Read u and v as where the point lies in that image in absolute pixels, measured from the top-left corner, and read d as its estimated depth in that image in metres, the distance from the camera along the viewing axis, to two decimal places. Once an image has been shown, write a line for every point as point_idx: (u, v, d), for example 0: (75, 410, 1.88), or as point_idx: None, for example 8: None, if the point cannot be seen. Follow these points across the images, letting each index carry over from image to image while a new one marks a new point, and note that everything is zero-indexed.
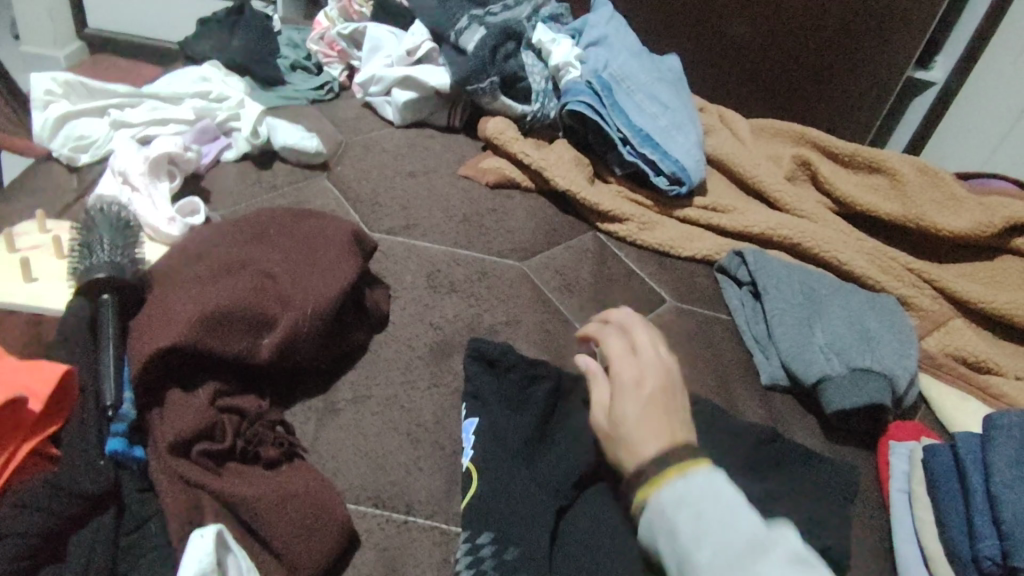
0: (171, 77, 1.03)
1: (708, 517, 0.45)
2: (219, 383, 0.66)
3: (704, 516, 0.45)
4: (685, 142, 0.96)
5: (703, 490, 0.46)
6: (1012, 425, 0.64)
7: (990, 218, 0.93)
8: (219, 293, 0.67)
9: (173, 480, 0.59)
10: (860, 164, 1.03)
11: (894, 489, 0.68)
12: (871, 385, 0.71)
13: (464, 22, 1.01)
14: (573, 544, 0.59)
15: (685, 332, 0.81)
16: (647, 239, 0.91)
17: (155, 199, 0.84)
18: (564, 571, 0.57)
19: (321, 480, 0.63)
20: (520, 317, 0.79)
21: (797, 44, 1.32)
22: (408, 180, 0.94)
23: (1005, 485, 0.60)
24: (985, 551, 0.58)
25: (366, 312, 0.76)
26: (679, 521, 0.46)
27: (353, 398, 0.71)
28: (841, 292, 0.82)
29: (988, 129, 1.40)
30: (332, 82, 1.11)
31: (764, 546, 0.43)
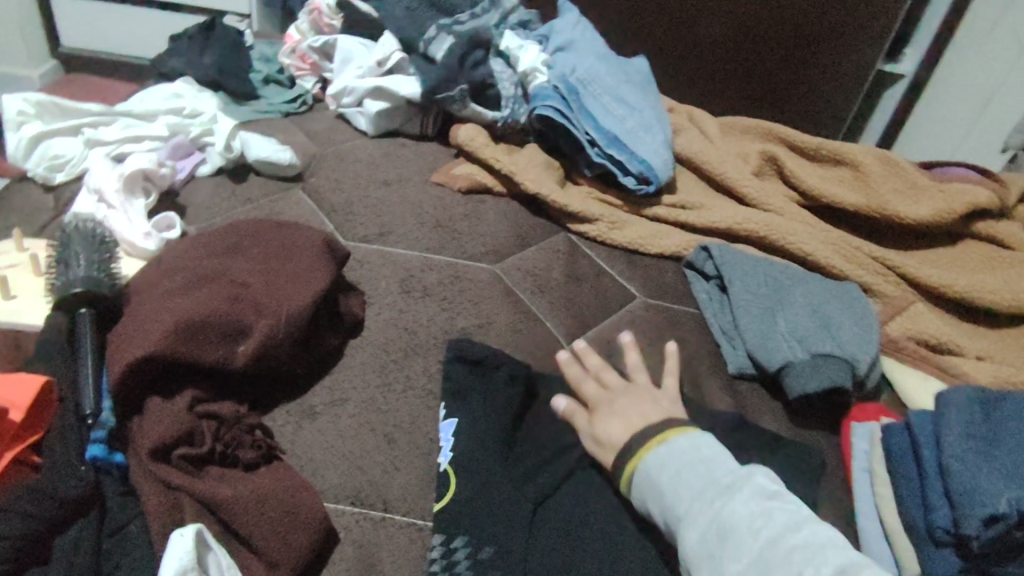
0: (145, 95, 1.05)
1: (692, 469, 0.58)
2: (198, 390, 0.67)
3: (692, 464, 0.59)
4: (652, 142, 0.98)
5: (691, 452, 0.60)
6: (959, 399, 0.67)
7: (952, 206, 0.96)
8: (195, 304, 0.69)
9: (153, 484, 0.61)
10: (825, 156, 1.05)
11: (856, 469, 0.71)
12: (833, 369, 0.73)
13: (433, 31, 1.04)
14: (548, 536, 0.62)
15: (654, 327, 0.83)
16: (616, 238, 0.93)
17: (129, 215, 0.86)
18: (539, 568, 0.60)
19: (299, 480, 0.65)
20: (492, 318, 0.81)
21: (760, 46, 1.36)
22: (381, 189, 0.96)
23: (955, 458, 0.62)
24: (938, 522, 0.61)
25: (340, 319, 0.78)
26: (664, 473, 0.59)
27: (329, 402, 0.72)
28: (804, 282, 0.85)
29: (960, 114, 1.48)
30: (304, 95, 1.14)
31: (730, 489, 0.56)
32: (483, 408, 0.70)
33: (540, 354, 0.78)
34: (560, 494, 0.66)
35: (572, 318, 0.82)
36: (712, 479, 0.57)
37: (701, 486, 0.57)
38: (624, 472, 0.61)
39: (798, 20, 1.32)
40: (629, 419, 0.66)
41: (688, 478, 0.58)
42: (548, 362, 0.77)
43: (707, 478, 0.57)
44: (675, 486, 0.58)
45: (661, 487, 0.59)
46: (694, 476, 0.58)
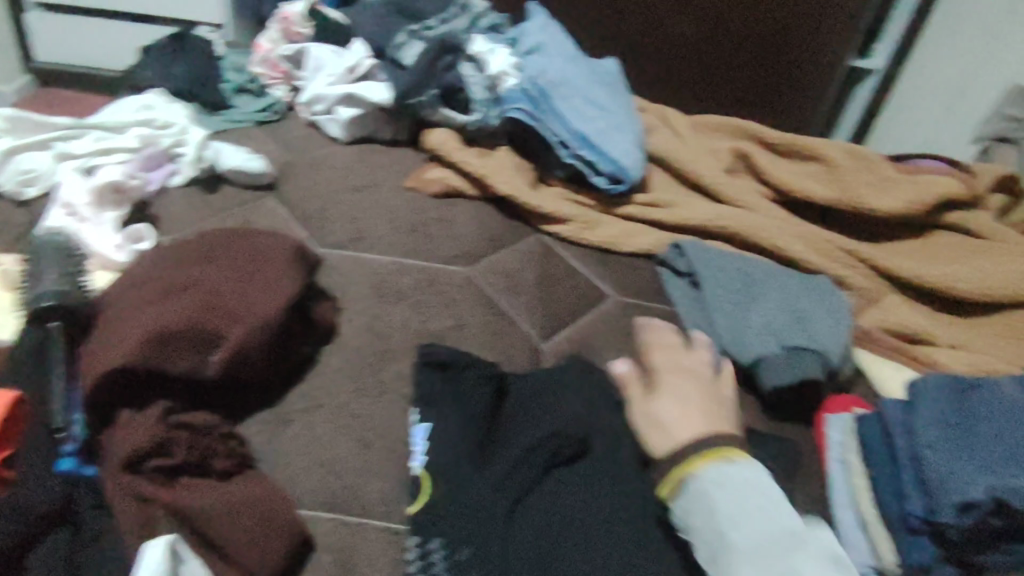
0: (115, 108, 1.05)
1: (733, 489, 0.61)
2: (170, 401, 0.67)
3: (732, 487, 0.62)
4: (624, 143, 0.98)
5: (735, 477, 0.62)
6: (932, 389, 0.68)
7: (923, 196, 0.97)
8: (165, 314, 0.68)
9: (127, 496, 0.60)
10: (795, 152, 1.07)
11: (831, 460, 0.71)
12: (804, 361, 0.74)
13: (402, 37, 1.05)
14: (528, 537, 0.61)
15: (627, 325, 0.84)
16: (588, 238, 0.94)
17: (101, 228, 0.86)
18: (519, 564, 0.59)
19: (274, 488, 0.65)
20: (466, 320, 0.81)
21: (730, 45, 1.38)
22: (354, 195, 0.96)
23: (926, 446, 0.63)
24: (912, 510, 0.61)
25: (312, 325, 0.78)
26: (713, 492, 0.61)
27: (305, 408, 0.72)
28: (775, 276, 0.85)
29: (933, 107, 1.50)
30: (276, 104, 1.13)
31: (791, 533, 0.59)
32: (458, 409, 0.70)
33: (515, 355, 0.78)
34: (538, 493, 0.65)
35: (546, 319, 0.83)
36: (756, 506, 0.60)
37: (743, 508, 0.60)
38: (673, 477, 0.64)
39: (766, 17, 1.34)
40: (690, 414, 0.69)
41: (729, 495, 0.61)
42: (523, 364, 0.77)
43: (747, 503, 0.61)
44: (725, 506, 0.60)
45: (707, 502, 0.61)
46: (734, 495, 0.61)
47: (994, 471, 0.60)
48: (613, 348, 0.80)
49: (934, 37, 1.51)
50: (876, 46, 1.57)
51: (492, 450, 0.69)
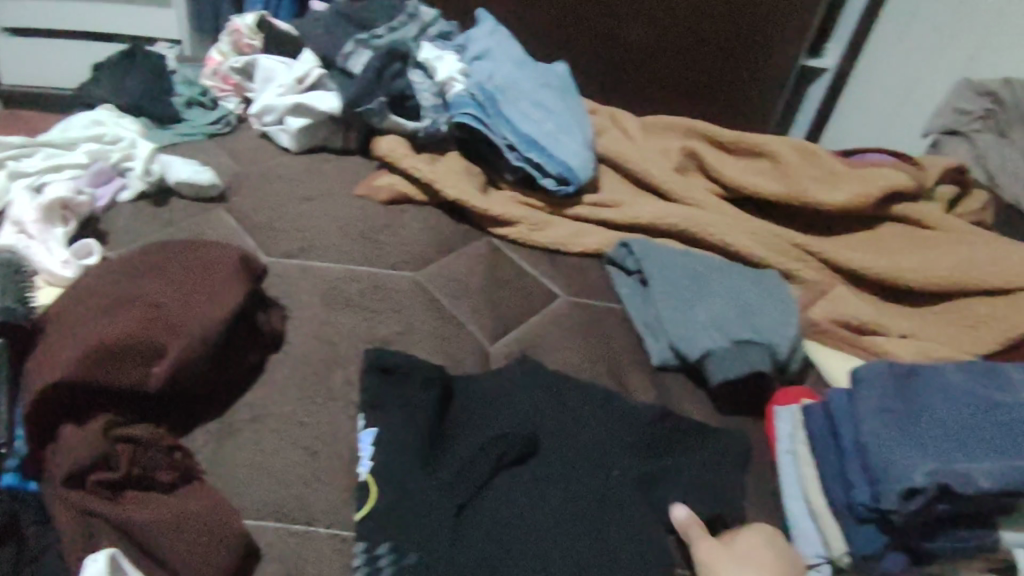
0: (64, 125, 1.04)
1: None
2: (113, 414, 0.66)
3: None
4: (572, 144, 0.99)
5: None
6: (874, 375, 0.69)
7: (869, 189, 0.98)
8: (107, 328, 0.68)
9: (71, 512, 0.59)
10: (744, 149, 1.08)
11: (780, 451, 0.71)
12: (751, 353, 0.75)
13: (350, 47, 1.05)
14: (473, 539, 0.61)
15: (577, 325, 0.84)
16: (537, 239, 0.94)
17: (49, 245, 0.85)
18: (466, 565, 0.59)
19: (215, 497, 0.64)
20: (414, 326, 0.81)
21: (682, 47, 1.40)
22: (304, 205, 0.96)
23: (871, 434, 0.63)
24: (859, 498, 0.61)
25: (259, 333, 0.77)
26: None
27: (251, 418, 0.72)
28: (723, 272, 0.86)
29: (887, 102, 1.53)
30: (228, 115, 1.13)
31: None
32: (403, 414, 0.70)
33: (463, 359, 0.78)
34: (482, 499, 0.64)
35: (495, 322, 0.83)
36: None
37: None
38: None
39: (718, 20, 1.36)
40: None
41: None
42: (471, 367, 0.77)
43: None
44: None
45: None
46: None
47: (936, 457, 0.60)
48: (563, 348, 0.81)
49: (884, 36, 1.55)
50: (828, 47, 1.63)
51: (441, 453, 0.69)
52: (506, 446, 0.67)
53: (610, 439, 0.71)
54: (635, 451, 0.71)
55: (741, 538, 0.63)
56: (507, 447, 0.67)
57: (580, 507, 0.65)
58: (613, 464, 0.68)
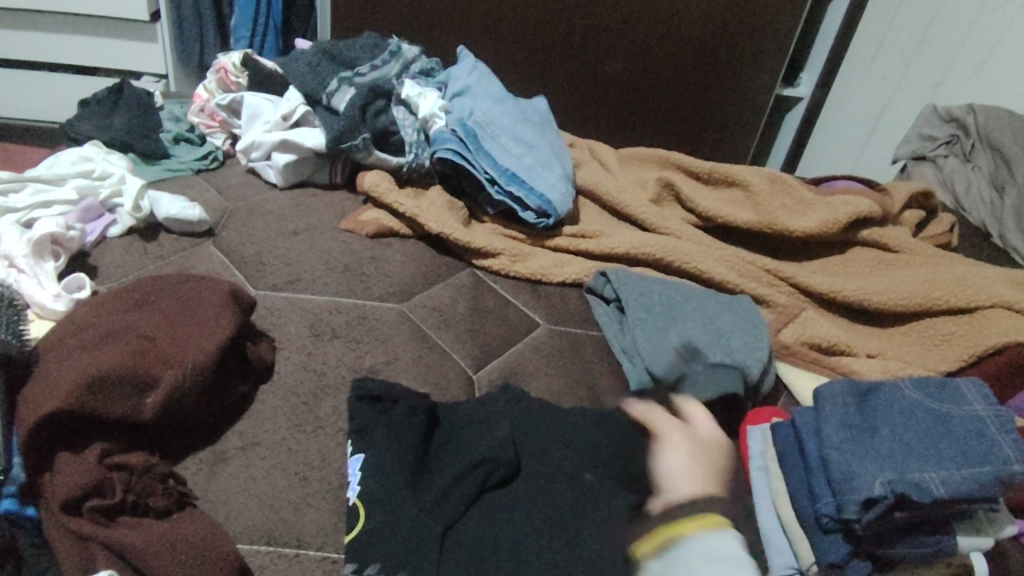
0: (52, 161, 1.06)
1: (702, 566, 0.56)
2: (107, 443, 0.68)
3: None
4: (551, 178, 1.02)
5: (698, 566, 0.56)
6: (836, 392, 0.72)
7: (835, 216, 1.02)
8: (99, 359, 0.70)
9: (67, 539, 0.62)
10: (717, 179, 1.13)
11: (753, 469, 0.73)
12: (723, 376, 0.78)
13: (335, 84, 1.08)
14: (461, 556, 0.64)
15: (558, 351, 0.87)
16: (520, 270, 0.97)
17: (41, 279, 0.87)
18: None
19: (210, 521, 0.66)
20: (399, 355, 0.83)
21: (660, 77, 1.46)
22: (291, 239, 0.98)
23: (833, 447, 0.66)
24: (823, 509, 0.65)
25: (249, 365, 0.79)
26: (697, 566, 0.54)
27: (242, 446, 0.74)
28: (697, 297, 0.90)
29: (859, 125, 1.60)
30: (215, 151, 1.16)
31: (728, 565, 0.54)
32: (389, 441, 0.72)
33: (448, 386, 0.80)
34: (466, 524, 0.67)
35: (478, 350, 0.85)
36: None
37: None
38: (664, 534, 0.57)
39: (693, 51, 1.43)
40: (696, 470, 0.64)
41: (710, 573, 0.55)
42: (456, 394, 0.80)
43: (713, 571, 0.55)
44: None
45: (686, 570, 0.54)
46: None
47: (893, 467, 0.64)
48: (544, 374, 0.83)
49: (853, 66, 1.61)
50: (803, 76, 1.69)
51: (427, 477, 0.71)
52: (493, 468, 0.71)
53: (591, 459, 0.73)
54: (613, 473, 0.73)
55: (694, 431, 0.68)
56: (491, 467, 0.71)
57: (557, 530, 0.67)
58: (594, 484, 0.71)
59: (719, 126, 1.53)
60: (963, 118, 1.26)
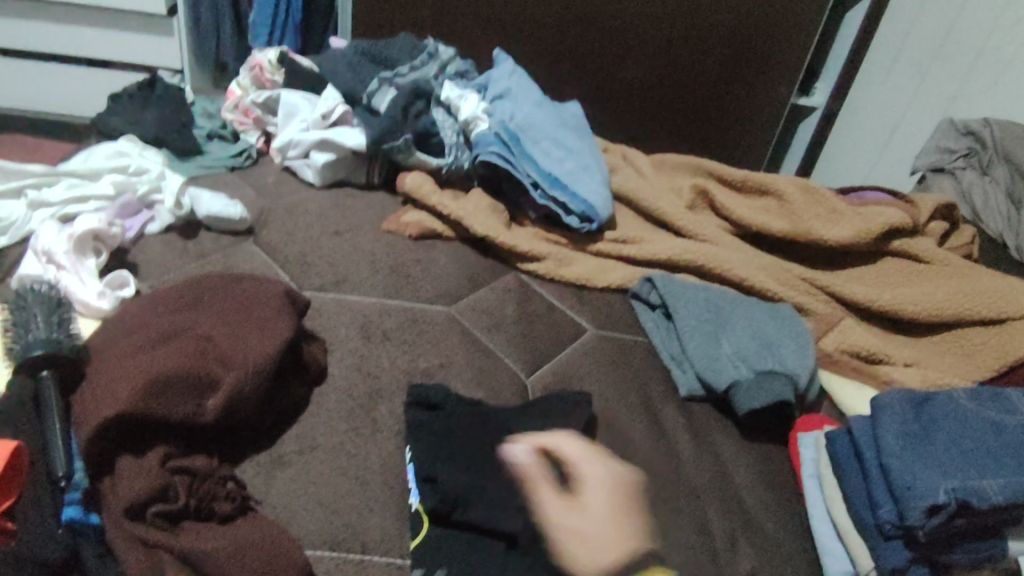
0: (86, 155, 1.04)
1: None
2: (170, 446, 0.67)
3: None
4: (592, 183, 1.03)
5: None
6: (892, 402, 0.72)
7: (869, 226, 1.03)
8: (159, 362, 0.69)
9: (133, 544, 0.61)
10: (751, 188, 1.14)
11: (805, 476, 0.75)
12: (776, 385, 0.79)
13: (374, 84, 1.09)
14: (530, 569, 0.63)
15: (607, 356, 0.88)
16: (564, 274, 0.98)
17: (82, 276, 0.86)
18: None
19: (276, 527, 0.65)
20: (452, 358, 0.83)
21: (683, 84, 1.47)
22: (333, 240, 0.98)
23: (894, 457, 0.66)
24: (885, 516, 0.65)
25: (305, 368, 0.79)
26: None
27: (300, 449, 0.73)
28: (743, 306, 0.91)
29: (875, 137, 1.62)
30: (250, 149, 1.15)
31: None
32: (437, 442, 0.71)
33: (502, 390, 0.80)
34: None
35: (528, 354, 0.86)
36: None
37: None
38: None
39: (716, 58, 1.44)
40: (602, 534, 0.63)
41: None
42: (509, 397, 0.80)
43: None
44: None
45: None
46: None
47: (954, 475, 0.65)
48: (594, 379, 0.84)
49: (869, 76, 1.63)
50: (817, 86, 1.69)
51: None
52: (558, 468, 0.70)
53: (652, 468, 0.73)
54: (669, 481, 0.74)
55: (589, 495, 0.66)
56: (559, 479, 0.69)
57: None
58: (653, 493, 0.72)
59: (740, 133, 1.54)
60: (980, 131, 1.26)
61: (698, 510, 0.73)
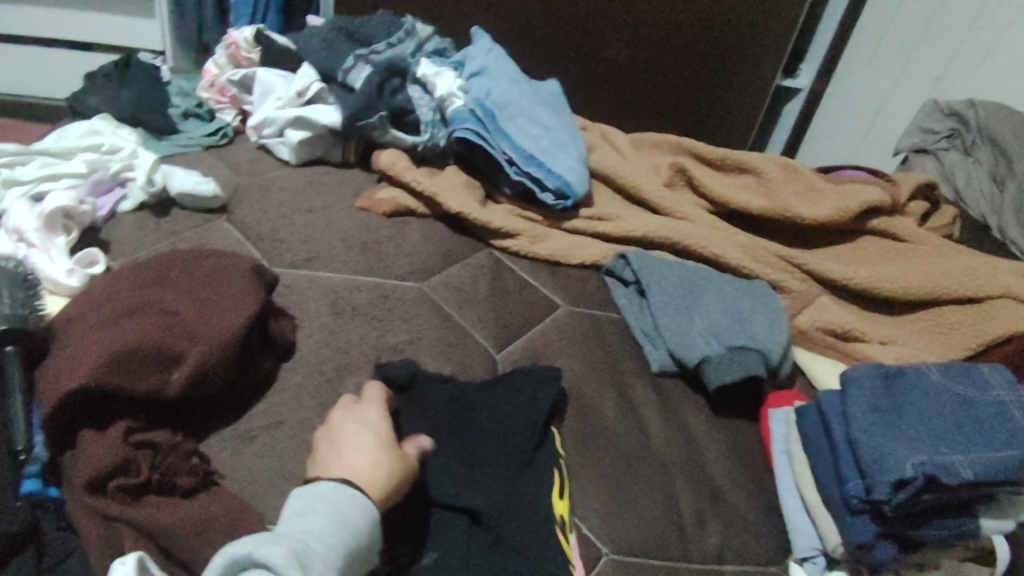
0: (59, 134, 1.02)
1: (354, 558, 0.50)
2: (132, 421, 0.66)
3: (337, 519, 0.50)
4: (569, 160, 1.03)
5: (332, 496, 0.52)
6: (863, 376, 0.71)
7: (847, 204, 1.03)
8: (123, 335, 0.68)
9: (93, 518, 0.60)
10: (730, 166, 1.13)
11: (775, 451, 0.74)
12: (748, 360, 0.78)
13: (350, 61, 1.08)
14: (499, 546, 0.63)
15: (579, 332, 0.87)
16: (538, 251, 0.98)
17: (52, 254, 0.83)
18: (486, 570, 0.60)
19: (238, 501, 0.65)
20: (422, 333, 0.83)
21: (666, 64, 1.46)
22: (307, 217, 0.98)
23: (862, 430, 0.66)
24: (852, 491, 0.64)
25: (272, 342, 0.78)
26: None
27: (266, 425, 0.73)
28: (716, 283, 0.90)
29: (858, 118, 1.61)
30: (225, 128, 1.14)
31: None
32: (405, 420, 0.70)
33: (471, 365, 0.80)
34: (513, 503, 0.65)
35: (499, 330, 0.86)
36: (352, 559, 0.50)
37: None
38: None
39: (699, 37, 1.43)
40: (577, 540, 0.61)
41: (326, 552, 0.47)
42: (479, 373, 0.80)
43: (345, 571, 0.49)
44: None
45: None
46: (325, 533, 0.49)
47: (922, 449, 0.63)
48: (565, 354, 0.84)
49: (852, 58, 1.63)
50: (801, 68, 1.71)
51: None
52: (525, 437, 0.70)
53: (620, 450, 0.74)
54: (636, 458, 0.74)
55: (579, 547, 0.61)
56: (525, 457, 0.69)
57: (566, 515, 0.67)
58: (619, 470, 0.73)
59: (724, 113, 1.53)
60: (964, 112, 1.25)
61: (666, 485, 0.72)
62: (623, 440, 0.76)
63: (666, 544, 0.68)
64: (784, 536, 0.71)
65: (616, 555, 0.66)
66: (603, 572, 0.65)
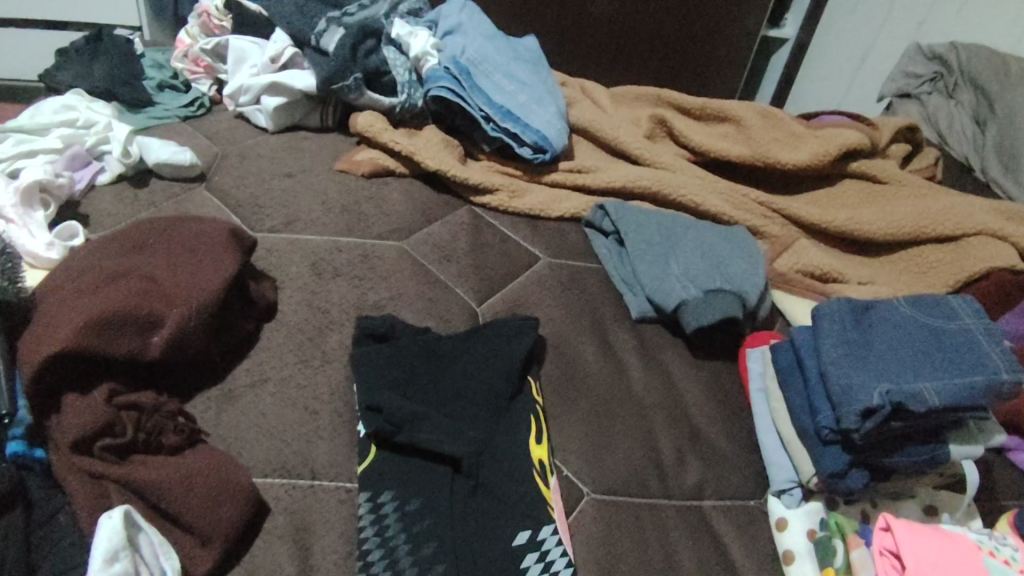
0: (31, 110, 1.01)
1: None
2: (115, 383, 0.67)
3: None
4: (546, 114, 1.04)
5: None
6: (834, 311, 0.71)
7: (826, 148, 1.03)
8: (102, 299, 0.68)
9: (78, 476, 0.61)
10: (709, 115, 1.13)
11: (753, 390, 0.75)
12: (723, 301, 0.79)
13: (323, 24, 1.07)
14: (487, 494, 0.64)
15: (559, 284, 0.88)
16: (517, 206, 0.99)
17: (31, 228, 0.83)
18: (473, 516, 0.62)
19: (223, 454, 0.65)
20: (402, 291, 0.84)
21: (649, 17, 1.45)
22: (285, 181, 0.98)
23: (832, 363, 0.66)
24: (823, 422, 0.65)
25: (252, 304, 0.79)
26: None
27: (250, 383, 0.73)
28: (694, 230, 0.91)
29: (842, 64, 1.60)
30: (202, 97, 1.15)
31: None
32: (382, 371, 0.70)
33: (452, 319, 0.81)
34: (491, 452, 0.67)
35: (480, 284, 0.86)
36: None
37: None
38: None
39: None
40: None
41: None
42: (460, 326, 0.81)
43: None
44: None
45: None
46: None
47: (889, 379, 0.64)
48: (545, 305, 0.84)
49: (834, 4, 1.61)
50: (788, 17, 1.66)
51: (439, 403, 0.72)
52: (506, 385, 0.71)
53: (602, 396, 0.75)
54: (617, 403, 0.75)
55: None
56: (502, 406, 0.70)
57: (545, 460, 0.68)
58: (602, 415, 0.74)
59: (705, 66, 1.52)
60: (947, 54, 1.25)
61: (646, 426, 0.73)
62: (605, 384, 0.77)
63: (647, 482, 0.69)
64: (762, 470, 0.73)
65: (597, 494, 0.68)
66: (585, 511, 0.66)
